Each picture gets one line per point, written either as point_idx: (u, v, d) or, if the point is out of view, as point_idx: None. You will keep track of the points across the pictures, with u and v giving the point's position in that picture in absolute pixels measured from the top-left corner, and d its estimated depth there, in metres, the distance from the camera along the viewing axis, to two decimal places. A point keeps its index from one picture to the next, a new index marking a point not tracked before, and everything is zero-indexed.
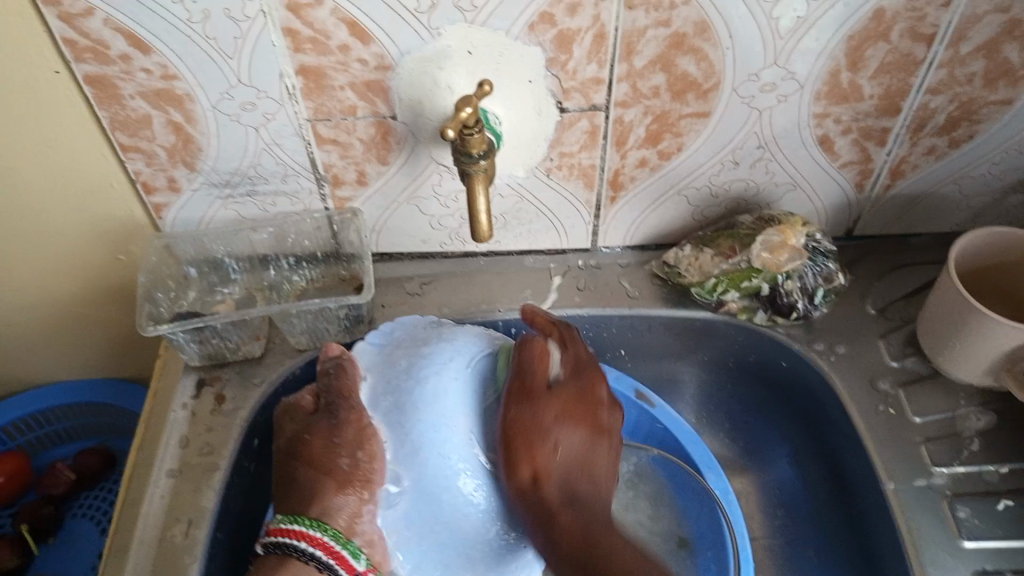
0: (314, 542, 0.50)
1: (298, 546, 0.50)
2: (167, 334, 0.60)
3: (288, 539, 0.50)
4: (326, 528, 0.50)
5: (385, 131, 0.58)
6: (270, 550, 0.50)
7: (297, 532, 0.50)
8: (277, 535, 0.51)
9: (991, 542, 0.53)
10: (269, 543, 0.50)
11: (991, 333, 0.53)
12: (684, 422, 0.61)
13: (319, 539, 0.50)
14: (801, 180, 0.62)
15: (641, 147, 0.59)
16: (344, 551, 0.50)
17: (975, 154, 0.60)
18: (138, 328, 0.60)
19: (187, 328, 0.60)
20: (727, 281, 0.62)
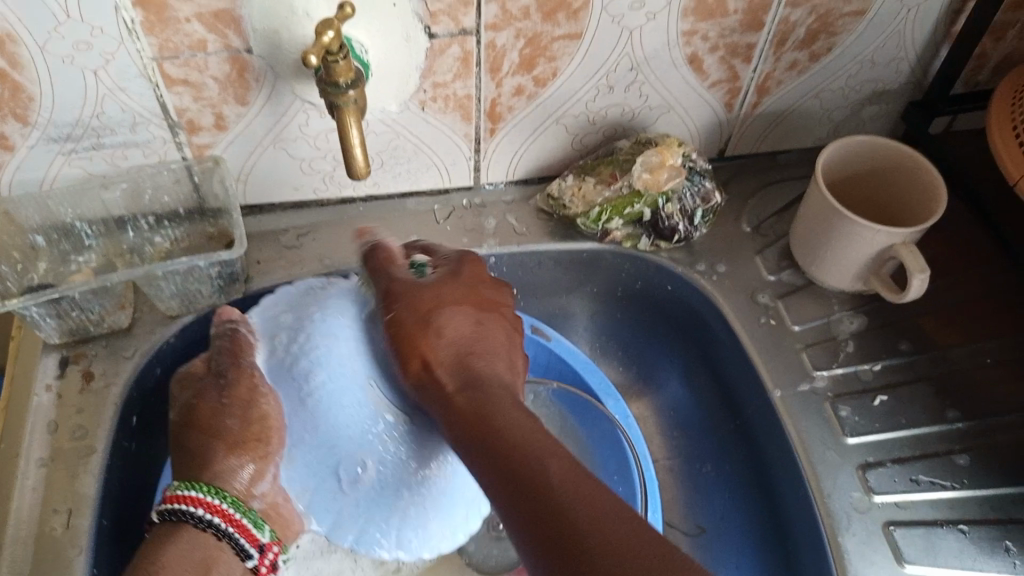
0: (219, 512, 0.50)
1: (193, 513, 0.49)
2: (15, 308, 0.54)
3: (182, 506, 0.49)
4: (226, 498, 0.51)
5: (241, 67, 0.53)
6: (163, 518, 0.49)
7: (195, 499, 0.49)
8: (169, 504, 0.49)
9: (873, 436, 0.55)
10: (164, 512, 0.49)
11: (858, 238, 0.55)
12: (580, 351, 0.61)
13: (218, 506, 0.50)
14: (674, 102, 0.62)
15: (515, 73, 0.57)
16: (244, 520, 0.50)
17: (835, 67, 0.62)
18: None
19: (39, 302, 0.54)
20: (610, 209, 0.61)
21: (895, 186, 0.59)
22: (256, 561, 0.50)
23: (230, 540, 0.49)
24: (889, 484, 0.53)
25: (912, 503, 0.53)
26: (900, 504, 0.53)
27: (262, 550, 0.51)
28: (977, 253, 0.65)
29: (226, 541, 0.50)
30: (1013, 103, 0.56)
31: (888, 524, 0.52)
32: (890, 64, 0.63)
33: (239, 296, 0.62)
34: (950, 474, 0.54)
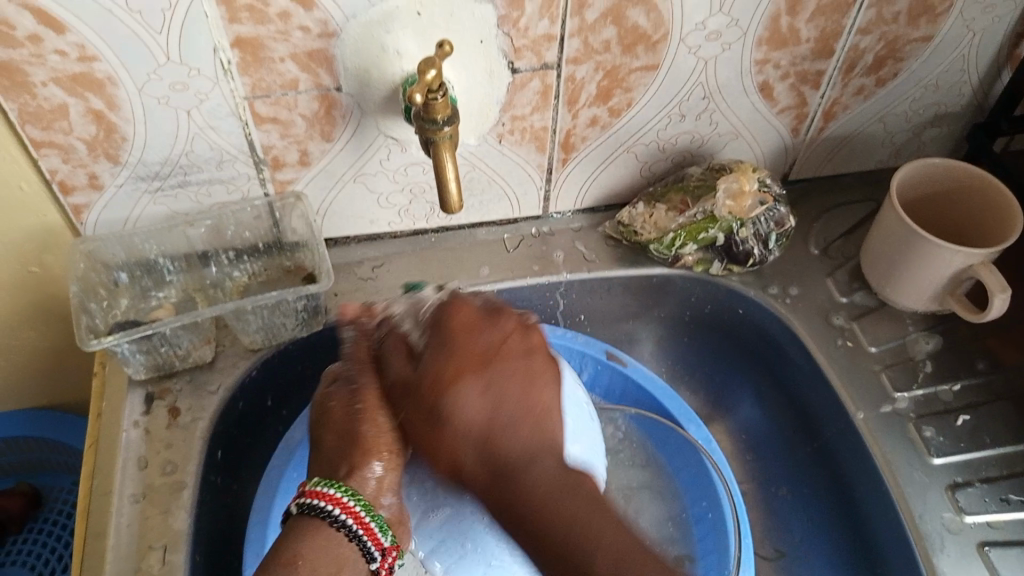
0: (341, 505, 0.47)
1: (330, 512, 0.47)
2: (109, 347, 0.55)
3: (321, 503, 0.47)
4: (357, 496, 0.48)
5: (329, 105, 0.55)
6: (303, 510, 0.47)
7: (335, 499, 0.47)
8: (311, 497, 0.47)
9: (959, 457, 0.56)
10: (303, 504, 0.47)
11: (937, 261, 0.57)
12: (656, 378, 0.63)
13: (347, 505, 0.47)
14: (742, 129, 0.63)
15: (592, 105, 0.58)
16: (372, 523, 0.47)
17: (900, 91, 0.63)
18: (77, 342, 0.55)
19: (132, 339, 0.55)
20: (684, 234, 0.62)
21: (967, 208, 0.60)
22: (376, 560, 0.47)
23: (358, 540, 0.47)
24: (980, 504, 0.54)
25: (1004, 523, 0.54)
26: (992, 525, 0.54)
27: (384, 554, 0.47)
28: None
29: (348, 526, 0.47)
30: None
31: (982, 545, 0.53)
32: (951, 87, 0.64)
33: (320, 328, 0.62)
34: None
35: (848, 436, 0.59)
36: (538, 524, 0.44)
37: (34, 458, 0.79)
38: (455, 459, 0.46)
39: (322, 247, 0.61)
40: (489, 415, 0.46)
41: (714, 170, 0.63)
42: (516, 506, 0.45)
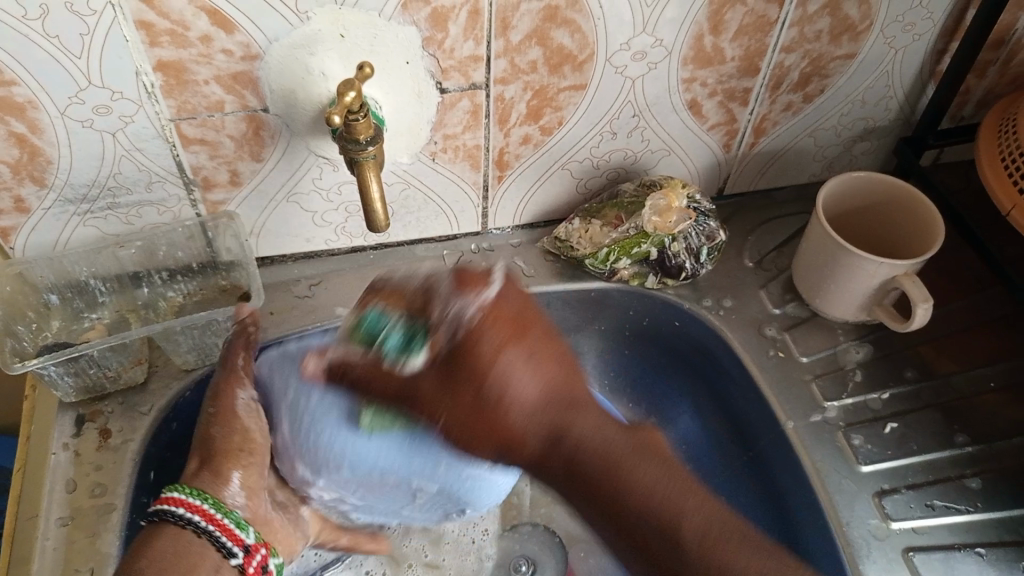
0: (197, 511, 0.48)
1: (189, 517, 0.48)
2: (35, 370, 0.54)
3: (183, 510, 0.48)
4: (205, 497, 0.50)
5: (257, 126, 0.55)
6: (163, 518, 0.47)
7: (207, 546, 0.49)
8: (169, 505, 0.48)
9: (886, 463, 0.57)
10: (170, 513, 0.48)
11: (863, 273, 0.58)
12: None
13: (207, 510, 0.49)
14: (674, 145, 0.64)
15: (523, 124, 0.59)
16: (226, 521, 0.50)
17: (827, 107, 0.64)
18: (2, 365, 0.54)
19: (58, 361, 0.54)
20: (618, 249, 0.63)
21: (893, 219, 0.61)
22: (242, 560, 0.49)
23: (210, 536, 0.48)
24: (905, 509, 0.55)
25: (928, 528, 0.55)
26: (917, 530, 0.55)
27: (242, 548, 0.49)
28: (973, 279, 0.67)
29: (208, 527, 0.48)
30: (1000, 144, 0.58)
31: (907, 551, 0.54)
32: (878, 102, 0.65)
33: (255, 347, 0.62)
34: (963, 498, 0.56)
35: (780, 447, 0.60)
36: (616, 500, 0.43)
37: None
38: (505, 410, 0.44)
39: (254, 265, 0.62)
40: (552, 404, 0.44)
41: (644, 186, 0.64)
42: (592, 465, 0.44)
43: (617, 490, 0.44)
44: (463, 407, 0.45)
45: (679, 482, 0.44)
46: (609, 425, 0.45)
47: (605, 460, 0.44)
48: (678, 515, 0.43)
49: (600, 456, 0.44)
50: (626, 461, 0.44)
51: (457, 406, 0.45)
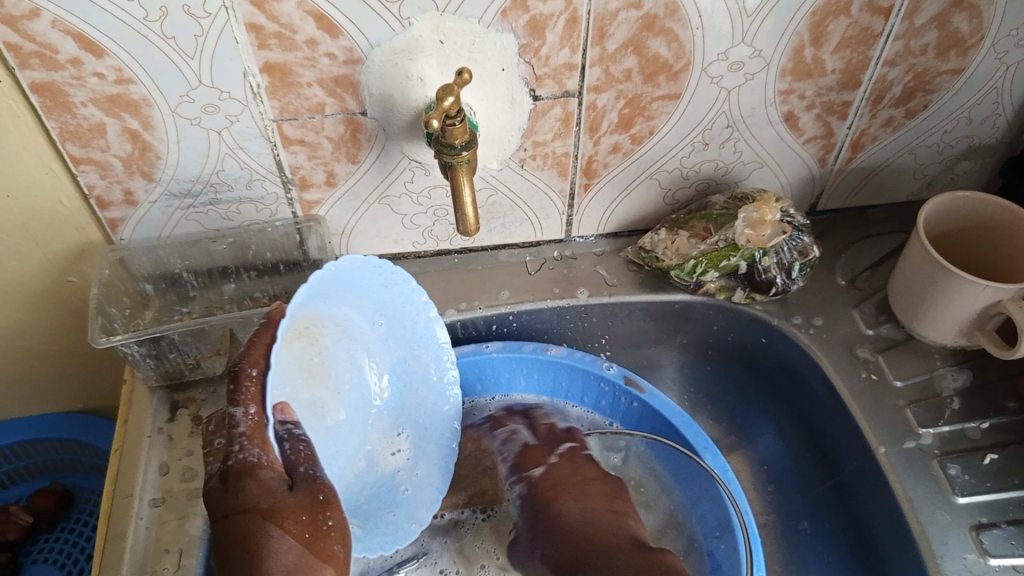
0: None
1: None
2: (119, 347, 0.58)
3: None
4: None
5: (354, 128, 0.56)
6: None
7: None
8: None
9: (985, 496, 0.54)
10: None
11: (964, 295, 0.55)
12: (674, 406, 0.64)
13: None
14: (767, 157, 0.63)
15: (613, 132, 0.59)
16: None
17: (930, 123, 0.62)
18: (89, 338, 0.58)
19: (140, 340, 0.58)
20: (706, 261, 0.62)
21: (1001, 242, 0.58)
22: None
23: None
24: (1005, 546, 0.52)
25: None
26: (1018, 568, 0.51)
27: None
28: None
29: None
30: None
31: None
32: (985, 120, 0.63)
33: None
34: None
35: (870, 471, 0.58)
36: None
37: (70, 461, 0.82)
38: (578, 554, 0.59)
39: None
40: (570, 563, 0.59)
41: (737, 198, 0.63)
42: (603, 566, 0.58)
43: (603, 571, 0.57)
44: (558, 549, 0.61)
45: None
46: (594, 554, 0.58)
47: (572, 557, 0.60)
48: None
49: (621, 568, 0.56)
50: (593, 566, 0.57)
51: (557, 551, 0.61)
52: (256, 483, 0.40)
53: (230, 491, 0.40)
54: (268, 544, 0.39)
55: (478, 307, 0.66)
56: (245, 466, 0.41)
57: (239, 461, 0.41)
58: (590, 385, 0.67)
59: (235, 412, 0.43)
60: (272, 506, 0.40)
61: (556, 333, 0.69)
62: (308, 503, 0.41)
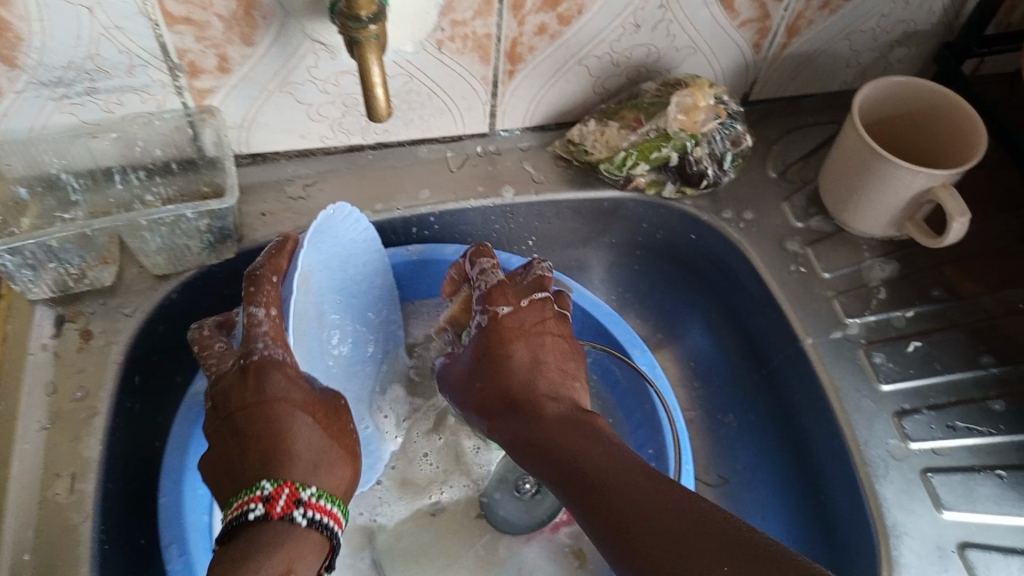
0: (316, 506, 0.46)
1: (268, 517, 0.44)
2: None
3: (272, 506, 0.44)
4: (329, 497, 0.47)
5: (248, 4, 0.50)
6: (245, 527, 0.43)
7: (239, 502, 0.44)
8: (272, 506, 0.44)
9: (907, 383, 0.55)
10: (308, 516, 0.45)
11: (898, 183, 0.54)
12: (603, 304, 0.62)
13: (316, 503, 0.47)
14: (701, 42, 0.59)
15: (539, 11, 0.54)
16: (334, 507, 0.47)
17: (868, 6, 0.59)
18: None
19: (14, 248, 0.51)
20: (637, 152, 0.59)
21: (934, 128, 0.57)
22: (263, 511, 0.44)
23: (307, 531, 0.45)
24: (926, 432, 0.53)
25: (950, 450, 0.52)
26: (937, 451, 0.52)
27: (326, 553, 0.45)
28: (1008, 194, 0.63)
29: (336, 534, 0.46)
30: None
31: (926, 471, 0.51)
32: (922, 3, 0.60)
33: (231, 256, 0.59)
34: (986, 421, 0.53)
35: (798, 365, 0.57)
36: (567, 485, 0.45)
37: None
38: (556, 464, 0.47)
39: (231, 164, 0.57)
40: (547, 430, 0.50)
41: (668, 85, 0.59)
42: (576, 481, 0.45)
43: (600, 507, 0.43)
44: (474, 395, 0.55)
45: (668, 504, 0.40)
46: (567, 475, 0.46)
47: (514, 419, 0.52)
48: (599, 480, 0.43)
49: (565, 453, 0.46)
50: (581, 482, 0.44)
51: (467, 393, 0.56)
52: (280, 372, 0.48)
53: (254, 384, 0.48)
54: (278, 435, 0.47)
55: (396, 208, 0.62)
56: (267, 363, 0.48)
57: (264, 356, 0.48)
58: None
59: (258, 312, 0.49)
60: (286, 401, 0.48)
61: (480, 235, 0.66)
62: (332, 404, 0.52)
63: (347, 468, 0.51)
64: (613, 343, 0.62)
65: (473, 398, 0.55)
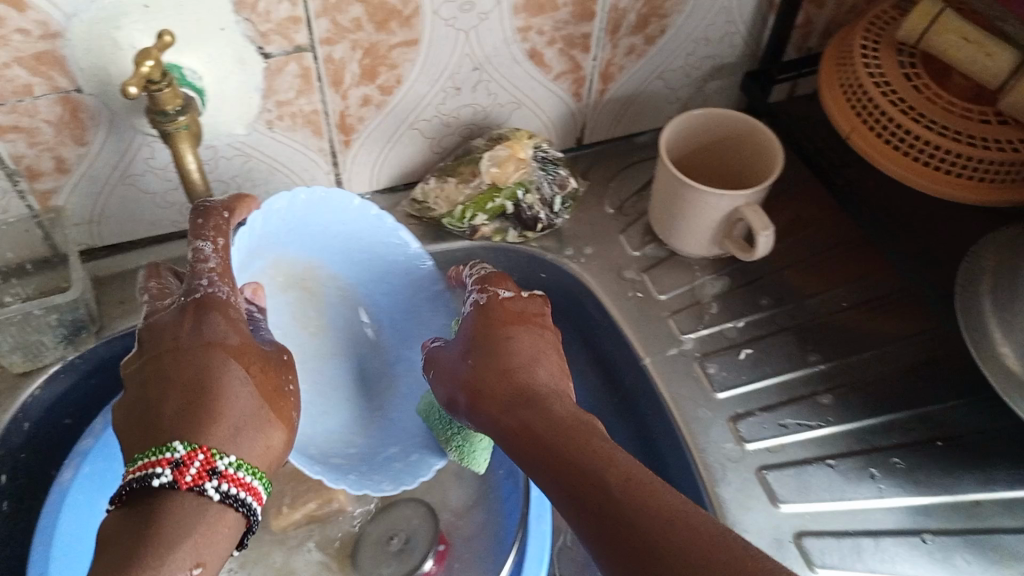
0: (234, 481, 0.41)
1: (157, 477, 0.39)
2: None
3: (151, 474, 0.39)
4: (250, 469, 0.42)
5: (73, 107, 0.52)
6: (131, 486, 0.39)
7: (145, 463, 0.39)
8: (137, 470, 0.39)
9: (740, 388, 0.58)
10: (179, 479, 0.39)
11: (704, 206, 0.59)
12: None
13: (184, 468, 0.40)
14: (522, 97, 0.64)
15: (359, 84, 0.58)
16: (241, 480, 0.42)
17: (671, 48, 0.65)
18: None
19: None
20: (473, 205, 0.63)
21: (742, 151, 0.62)
22: (172, 479, 0.39)
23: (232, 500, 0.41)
24: (759, 431, 0.57)
25: (783, 445, 0.56)
26: (771, 449, 0.56)
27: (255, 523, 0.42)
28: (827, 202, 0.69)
29: (252, 510, 0.42)
30: (844, 90, 0.63)
31: (762, 470, 0.55)
32: (722, 39, 0.66)
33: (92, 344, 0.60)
34: (815, 415, 0.57)
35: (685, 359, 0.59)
36: (568, 469, 0.42)
37: None
38: (521, 420, 0.47)
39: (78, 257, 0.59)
40: (517, 382, 0.50)
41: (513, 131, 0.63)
42: (540, 439, 0.45)
43: (573, 467, 0.42)
44: (498, 342, 0.53)
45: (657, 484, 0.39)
46: (556, 415, 0.46)
47: (480, 395, 0.51)
48: (604, 476, 0.40)
49: (568, 416, 0.46)
50: (560, 441, 0.44)
51: (473, 394, 0.51)
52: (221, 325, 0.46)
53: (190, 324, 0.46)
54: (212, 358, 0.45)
55: None
56: (210, 301, 0.47)
57: (208, 293, 0.47)
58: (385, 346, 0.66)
59: (203, 244, 0.49)
60: (179, 342, 0.45)
61: None
62: (275, 362, 0.49)
63: (276, 431, 0.46)
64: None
65: (480, 330, 0.54)
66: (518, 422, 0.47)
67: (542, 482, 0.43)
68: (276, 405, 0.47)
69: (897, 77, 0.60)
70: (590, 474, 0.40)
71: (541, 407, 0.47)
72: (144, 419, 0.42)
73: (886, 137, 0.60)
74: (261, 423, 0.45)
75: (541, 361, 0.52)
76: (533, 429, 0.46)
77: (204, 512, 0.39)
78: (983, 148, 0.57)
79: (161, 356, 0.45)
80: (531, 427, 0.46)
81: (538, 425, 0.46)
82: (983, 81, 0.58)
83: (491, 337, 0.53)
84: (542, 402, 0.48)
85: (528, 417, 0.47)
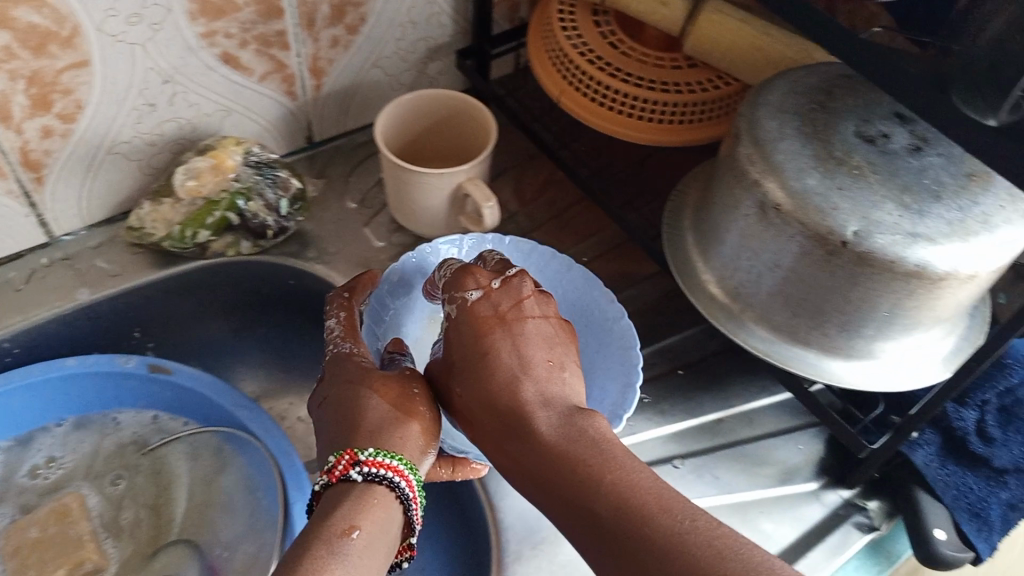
0: (377, 463, 0.45)
1: (384, 477, 0.45)
2: None
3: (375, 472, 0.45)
4: (391, 454, 0.46)
5: None
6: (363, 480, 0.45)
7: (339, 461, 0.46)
8: (368, 467, 0.45)
9: None
10: (365, 472, 0.45)
11: (432, 186, 0.59)
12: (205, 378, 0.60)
13: (393, 467, 0.46)
14: (229, 103, 0.61)
15: (32, 116, 0.53)
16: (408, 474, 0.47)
17: (377, 34, 0.64)
18: None
19: None
20: (191, 223, 0.61)
21: (459, 129, 0.64)
22: (328, 479, 0.46)
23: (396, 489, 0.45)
24: None
25: None
26: None
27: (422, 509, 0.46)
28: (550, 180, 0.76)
29: (399, 485, 0.46)
30: (552, 59, 0.65)
31: None
32: (429, 20, 0.66)
33: None
34: None
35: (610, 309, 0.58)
36: (576, 505, 0.42)
37: None
38: (511, 452, 0.47)
39: None
40: (497, 417, 0.48)
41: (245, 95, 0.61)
42: (538, 465, 0.45)
43: (583, 497, 0.42)
44: (477, 359, 0.50)
45: (686, 506, 0.41)
46: (553, 437, 0.45)
47: (501, 414, 0.48)
48: (614, 495, 0.41)
49: (572, 436, 0.45)
50: (569, 472, 0.43)
51: (469, 405, 0.49)
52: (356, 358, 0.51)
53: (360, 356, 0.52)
54: (361, 388, 0.49)
55: None
56: (338, 355, 0.52)
57: (336, 351, 0.52)
58: (119, 385, 0.61)
59: (327, 321, 0.54)
60: (364, 373, 0.50)
61: (79, 344, 0.63)
62: (397, 380, 0.51)
63: (413, 427, 0.49)
64: (224, 411, 0.60)
65: (459, 352, 0.51)
66: (517, 462, 0.46)
67: (551, 515, 0.44)
68: (409, 413, 0.49)
69: (593, 38, 0.63)
70: (604, 496, 0.42)
71: (530, 441, 0.46)
72: (347, 416, 0.48)
73: (593, 95, 0.63)
74: (406, 420, 0.49)
75: (530, 368, 0.49)
76: (526, 458, 0.46)
77: (360, 492, 0.44)
78: (676, 92, 0.62)
79: (343, 382, 0.50)
80: (521, 459, 0.46)
81: (532, 462, 0.45)
82: (664, 27, 0.61)
83: (476, 354, 0.50)
84: (515, 422, 0.47)
85: (518, 449, 0.46)
